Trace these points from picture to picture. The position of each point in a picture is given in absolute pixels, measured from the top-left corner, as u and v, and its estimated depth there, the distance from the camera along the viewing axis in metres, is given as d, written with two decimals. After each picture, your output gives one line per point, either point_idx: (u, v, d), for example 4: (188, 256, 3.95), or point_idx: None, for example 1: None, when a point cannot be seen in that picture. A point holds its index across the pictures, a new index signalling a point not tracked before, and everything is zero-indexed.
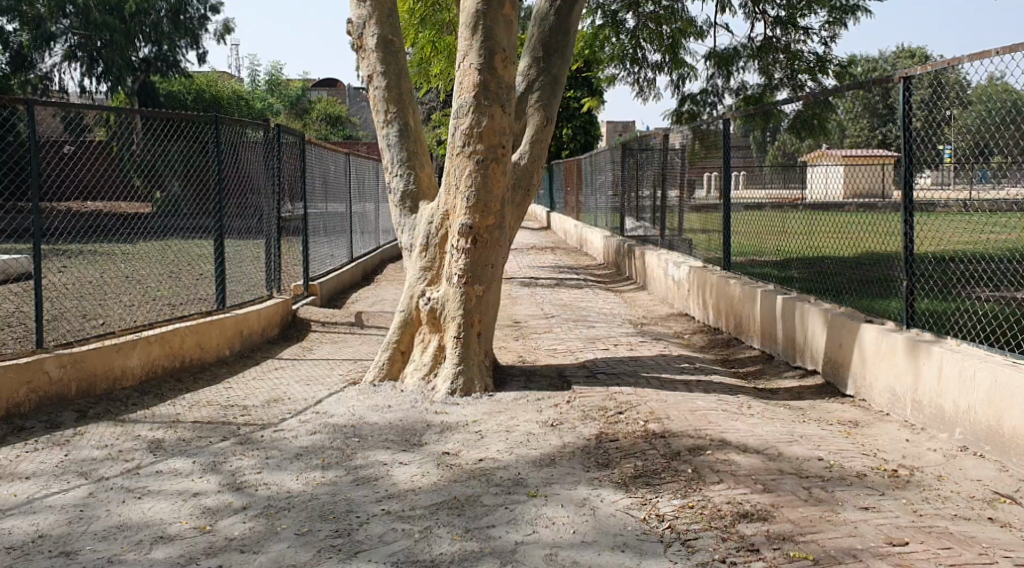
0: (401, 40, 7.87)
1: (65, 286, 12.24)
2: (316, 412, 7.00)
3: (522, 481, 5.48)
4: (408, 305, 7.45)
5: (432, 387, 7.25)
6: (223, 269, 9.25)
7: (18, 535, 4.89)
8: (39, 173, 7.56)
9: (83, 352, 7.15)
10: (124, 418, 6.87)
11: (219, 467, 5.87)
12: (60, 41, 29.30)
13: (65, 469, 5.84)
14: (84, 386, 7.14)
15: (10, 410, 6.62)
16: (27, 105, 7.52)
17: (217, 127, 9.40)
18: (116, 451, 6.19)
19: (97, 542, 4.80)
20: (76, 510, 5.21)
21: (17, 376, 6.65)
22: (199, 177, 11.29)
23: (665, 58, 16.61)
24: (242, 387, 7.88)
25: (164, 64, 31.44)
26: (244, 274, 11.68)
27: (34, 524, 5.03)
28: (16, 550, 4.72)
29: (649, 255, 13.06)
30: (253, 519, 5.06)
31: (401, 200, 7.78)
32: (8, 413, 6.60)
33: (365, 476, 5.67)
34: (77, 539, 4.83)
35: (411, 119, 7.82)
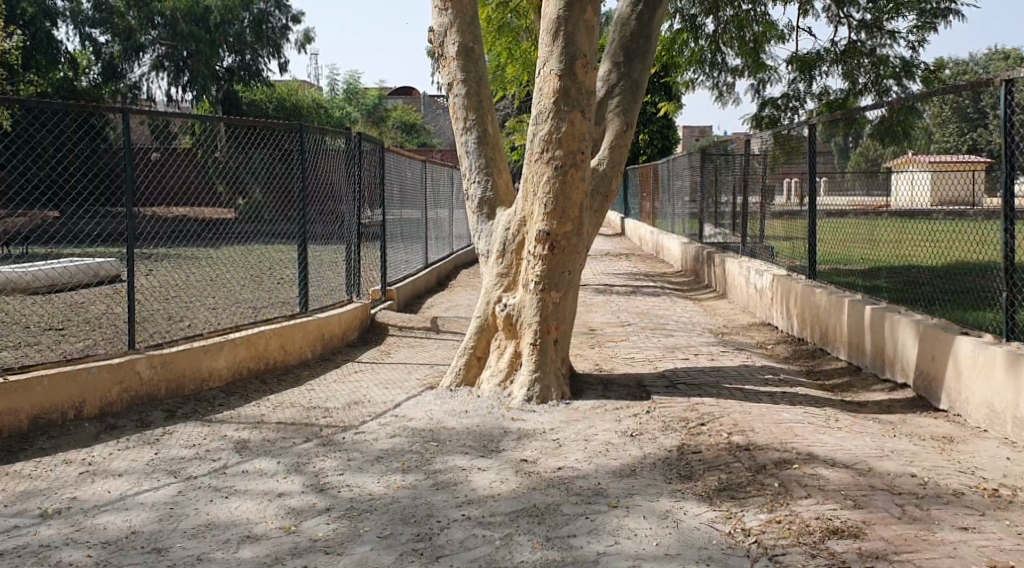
0: (482, 47, 7.86)
1: (153, 288, 12.50)
2: (394, 415, 7.01)
3: (603, 491, 5.40)
4: (485, 311, 7.45)
5: (508, 394, 7.22)
6: (305, 274, 9.31)
7: (112, 531, 4.99)
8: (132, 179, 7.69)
9: (172, 353, 7.29)
10: (210, 418, 6.98)
11: (303, 468, 5.91)
12: (148, 51, 30.02)
13: (155, 467, 5.95)
14: (173, 386, 7.28)
15: (103, 410, 6.79)
16: (121, 112, 7.64)
17: (301, 135, 9.43)
18: (204, 450, 6.28)
19: (187, 540, 4.86)
20: (166, 508, 5.29)
21: (109, 376, 6.82)
22: (281, 183, 11.40)
23: (746, 62, 16.42)
24: (322, 389, 7.92)
25: (247, 73, 31.72)
26: (323, 279, 11.79)
27: (127, 520, 5.12)
28: (111, 545, 4.82)
29: (729, 262, 12.81)
30: (337, 521, 5.07)
31: (478, 208, 7.78)
32: (101, 413, 6.78)
33: (445, 481, 5.65)
34: (168, 536, 4.91)
35: (491, 127, 7.81)
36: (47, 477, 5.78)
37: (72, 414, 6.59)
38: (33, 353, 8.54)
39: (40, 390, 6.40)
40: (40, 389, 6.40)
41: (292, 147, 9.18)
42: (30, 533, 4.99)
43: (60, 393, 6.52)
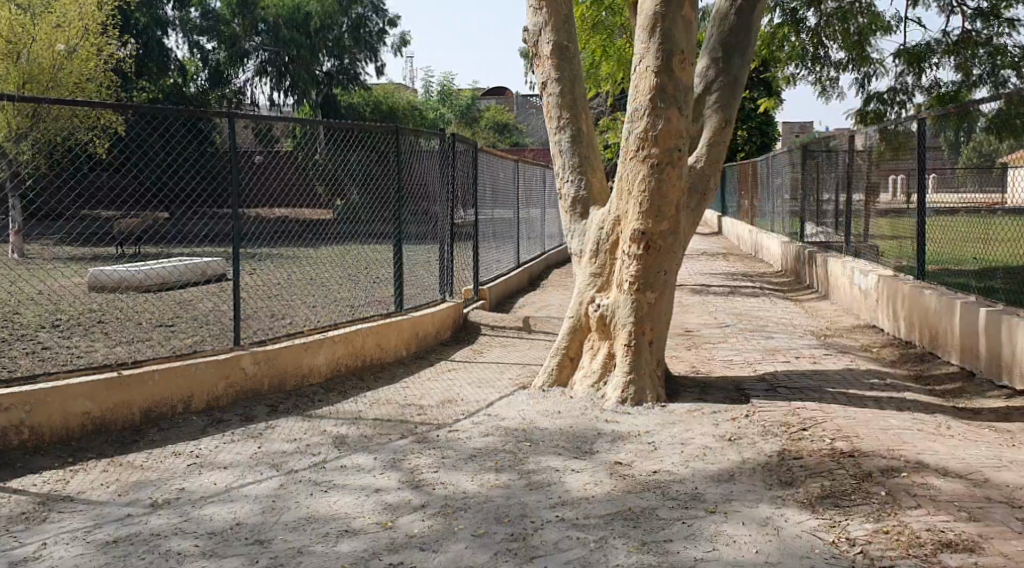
0: (577, 45, 7.77)
1: (255, 286, 12.81)
2: (488, 414, 6.98)
3: (700, 496, 5.27)
4: (577, 311, 7.36)
5: (602, 396, 7.12)
6: (400, 273, 9.37)
7: (219, 521, 5.22)
8: (236, 181, 7.85)
9: (275, 349, 7.43)
10: (310, 413, 7.10)
11: (399, 464, 5.98)
12: (252, 58, 30.77)
13: (259, 460, 6.15)
14: (275, 382, 7.43)
15: (209, 404, 7.01)
16: (226, 117, 7.83)
17: (398, 137, 9.46)
18: (305, 445, 6.44)
19: (288, 532, 5.04)
20: (270, 501, 5.49)
21: (215, 371, 7.03)
22: (376, 185, 11.50)
23: (850, 55, 15.95)
24: (417, 386, 7.96)
25: (346, 77, 32.06)
26: (418, 278, 11.86)
27: (233, 511, 5.34)
28: (218, 535, 5.05)
29: (833, 262, 12.44)
30: (432, 517, 5.15)
31: (572, 207, 7.69)
32: (207, 406, 7.00)
33: (538, 482, 5.60)
34: (271, 528, 5.10)
35: (585, 125, 7.73)
36: (157, 468, 6.04)
37: (181, 407, 6.84)
38: (142, 349, 8.81)
39: (151, 384, 6.67)
40: (151, 383, 6.67)
41: (391, 150, 9.25)
42: (144, 521, 5.25)
43: (170, 387, 6.77)
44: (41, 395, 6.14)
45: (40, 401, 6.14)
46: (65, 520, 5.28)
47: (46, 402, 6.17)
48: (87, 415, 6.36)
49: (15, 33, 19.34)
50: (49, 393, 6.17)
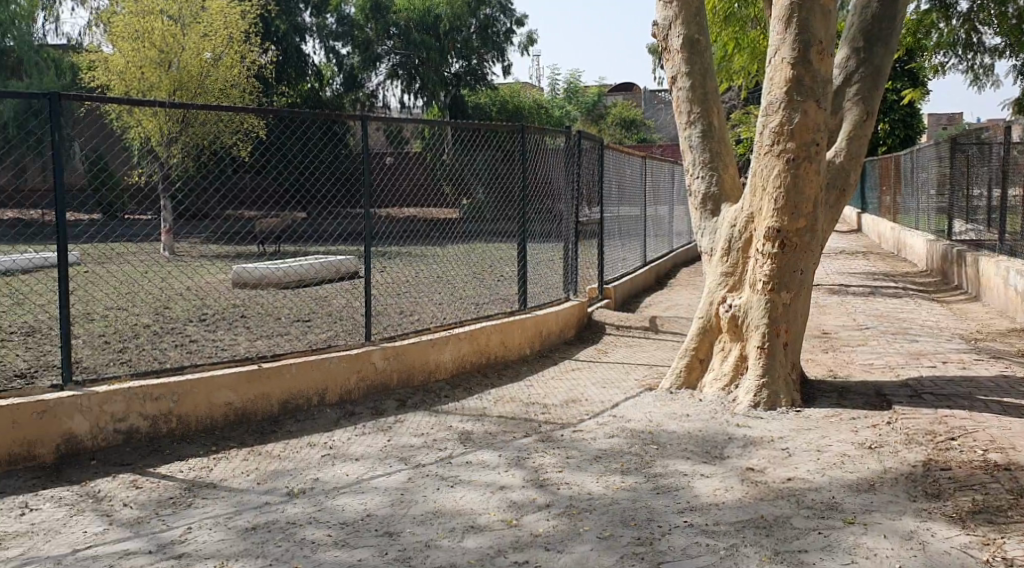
0: (709, 38, 7.53)
1: (384, 284, 12.97)
2: (614, 415, 6.84)
3: (838, 505, 5.02)
4: (707, 312, 7.14)
5: (733, 399, 6.88)
6: (526, 271, 9.28)
7: (350, 513, 5.28)
8: (368, 183, 7.87)
9: (405, 345, 7.47)
10: (437, 409, 7.11)
11: (525, 462, 5.91)
12: (384, 61, 30.93)
13: (388, 453, 6.19)
14: (405, 377, 7.47)
15: (342, 397, 7.09)
16: (359, 120, 7.92)
17: (523, 135, 9.28)
18: (432, 440, 6.44)
19: (416, 526, 5.07)
20: (398, 494, 5.52)
21: (348, 365, 7.10)
22: (502, 183, 11.44)
23: (1006, 41, 15.19)
24: (542, 385, 7.87)
25: (474, 78, 31.71)
26: (543, 277, 11.78)
27: (363, 503, 5.40)
28: (348, 526, 5.11)
29: (984, 262, 11.75)
30: (557, 517, 5.07)
31: (702, 204, 7.46)
32: (340, 400, 7.09)
33: (666, 485, 5.45)
34: (399, 522, 5.13)
35: (717, 120, 7.49)
36: (293, 458, 6.16)
37: (316, 399, 6.95)
38: (279, 342, 9.01)
39: (289, 376, 6.80)
40: (289, 375, 6.80)
41: (519, 153, 9.19)
42: (279, 510, 5.35)
43: (306, 380, 6.88)
44: (187, 385, 6.34)
45: (187, 390, 6.34)
46: (207, 505, 5.43)
47: (193, 391, 6.37)
48: (229, 406, 6.53)
49: (168, 43, 20.13)
50: (195, 383, 6.37)
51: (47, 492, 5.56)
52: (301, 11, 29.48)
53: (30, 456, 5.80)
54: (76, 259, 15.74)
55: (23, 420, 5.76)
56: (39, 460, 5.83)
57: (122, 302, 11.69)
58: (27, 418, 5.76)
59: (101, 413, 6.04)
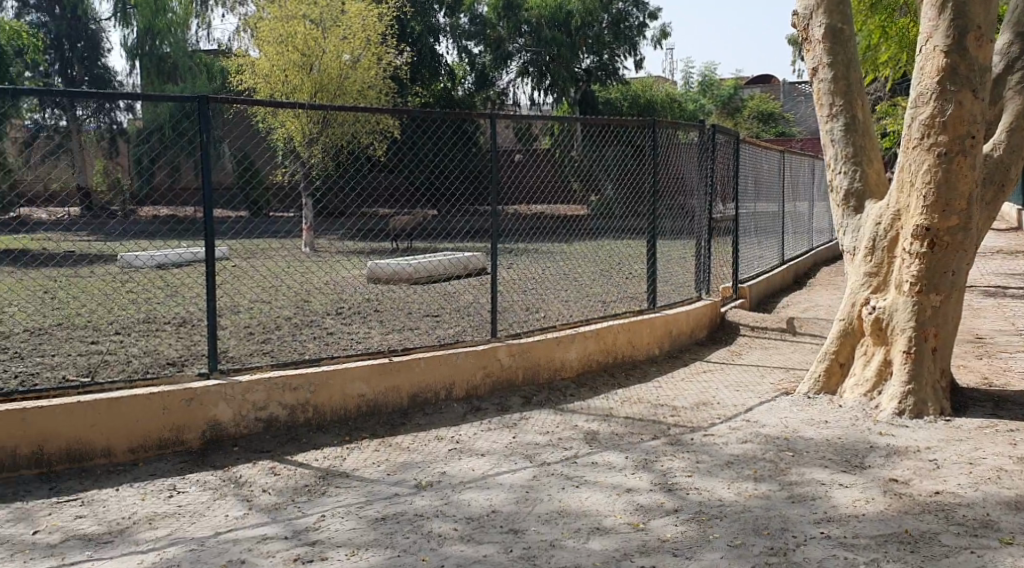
0: (853, 26, 7.14)
1: (512, 280, 12.90)
2: (746, 419, 6.56)
3: (992, 523, 4.66)
4: (849, 314, 6.77)
5: (876, 406, 6.50)
6: (654, 269, 9.02)
7: (475, 507, 5.21)
8: (496, 180, 7.74)
9: (531, 342, 7.36)
10: (563, 408, 6.99)
11: (652, 465, 5.72)
12: (516, 59, 30.61)
13: (514, 450, 6.09)
14: (530, 374, 7.37)
15: (468, 392, 7.03)
16: (488, 117, 7.82)
17: (655, 131, 8.93)
18: (557, 438, 6.31)
19: (541, 525, 4.96)
20: (523, 491, 5.41)
21: (475, 360, 7.05)
22: (634, 179, 11.17)
23: None
24: (671, 386, 7.64)
25: (605, 73, 31.19)
26: (675, 275, 11.48)
27: (488, 499, 5.32)
28: (474, 521, 5.04)
29: None
30: (686, 523, 4.87)
31: (844, 200, 7.08)
32: (467, 395, 7.03)
33: (802, 494, 5.17)
34: (524, 519, 5.03)
35: (861, 112, 7.09)
36: (421, 450, 6.13)
37: (443, 394, 6.91)
38: (408, 337, 9.05)
39: (418, 370, 6.78)
40: (418, 369, 6.78)
41: (651, 151, 8.93)
42: (407, 502, 5.32)
43: (434, 374, 6.86)
44: (323, 375, 6.41)
45: (323, 380, 6.40)
46: (340, 494, 5.45)
47: (328, 381, 6.42)
48: (361, 397, 6.56)
49: (310, 47, 20.61)
50: (331, 374, 6.43)
51: (193, 475, 5.69)
52: (435, 12, 29.77)
53: (179, 441, 5.96)
54: (223, 254, 16.33)
55: (172, 406, 5.92)
56: (186, 445, 5.99)
57: (264, 295, 12.00)
58: (176, 405, 5.93)
59: (243, 401, 6.16)
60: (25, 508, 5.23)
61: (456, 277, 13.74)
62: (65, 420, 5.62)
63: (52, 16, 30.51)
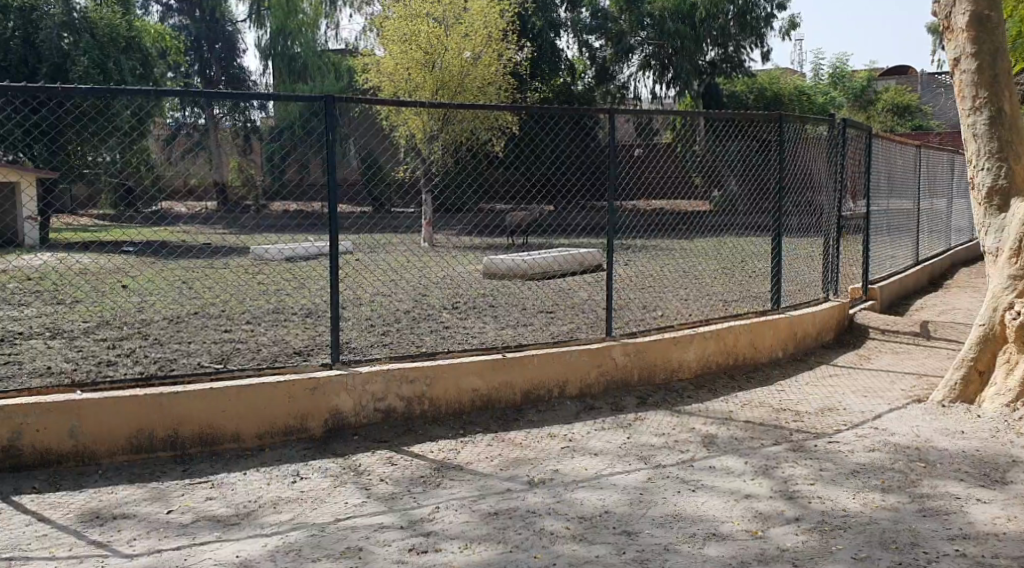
0: (1001, 14, 6.70)
1: (631, 278, 12.70)
2: (874, 427, 6.25)
3: None
4: (991, 319, 6.38)
5: (1019, 417, 6.10)
6: (778, 269, 8.70)
7: (587, 507, 5.10)
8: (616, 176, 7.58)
9: (647, 342, 7.19)
10: (680, 409, 6.79)
11: (773, 471, 5.49)
12: (637, 52, 29.68)
13: (628, 451, 5.95)
14: (646, 375, 7.19)
15: (583, 391, 6.91)
16: (607, 112, 7.59)
17: (781, 124, 8.60)
18: (673, 441, 6.13)
19: (655, 528, 4.81)
20: (637, 493, 5.27)
21: (589, 359, 6.92)
22: (759, 174, 10.82)
23: None
24: (794, 390, 7.35)
25: (730, 65, 30.07)
26: (801, 275, 11.09)
27: (601, 499, 5.20)
28: (586, 521, 4.93)
29: None
30: (808, 533, 4.66)
31: (987, 198, 6.67)
32: (581, 393, 6.91)
33: (934, 508, 4.88)
34: (637, 521, 4.90)
35: (1008, 105, 6.65)
36: (535, 447, 6.05)
37: (557, 392, 6.81)
38: (523, 333, 8.98)
39: (533, 366, 6.70)
40: (534, 365, 6.70)
41: (776, 145, 8.58)
42: (519, 497, 5.24)
43: (549, 371, 6.76)
44: (440, 369, 6.39)
45: (440, 374, 6.39)
46: (454, 487, 5.41)
47: (445, 375, 6.40)
48: (476, 392, 6.52)
49: (433, 44, 20.80)
50: (448, 368, 6.41)
51: (316, 462, 5.75)
52: (556, 7, 29.57)
53: (302, 429, 6.03)
54: (346, 248, 16.64)
55: (296, 395, 6.00)
56: (309, 433, 6.05)
57: (386, 289, 12.15)
58: (300, 394, 6.00)
59: (363, 392, 6.19)
60: (160, 489, 5.36)
61: (574, 273, 13.61)
62: (197, 405, 5.75)
63: (192, 19, 31.77)
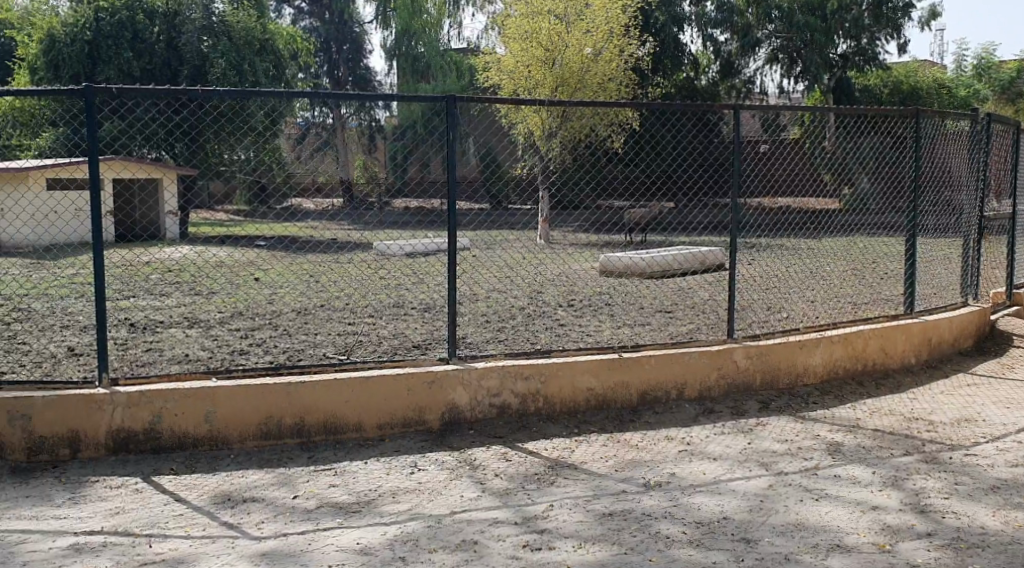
0: None
1: (755, 278, 12.35)
2: (1016, 441, 5.87)
3: None
4: None
5: None
6: (913, 271, 8.27)
7: (705, 512, 4.93)
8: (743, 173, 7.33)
9: (770, 345, 6.94)
10: (804, 415, 6.53)
11: (903, 483, 5.21)
12: (765, 45, 28.20)
13: (748, 456, 5.74)
14: (768, 379, 6.94)
15: (702, 393, 6.72)
16: (732, 108, 7.29)
17: (918, 120, 8.17)
18: (796, 447, 5.89)
19: (775, 536, 4.62)
20: (758, 500, 5.07)
21: (709, 361, 6.72)
22: (894, 171, 10.34)
23: None
24: (928, 399, 6.97)
25: (863, 58, 27.69)
26: (937, 278, 10.56)
27: (719, 504, 5.02)
28: (703, 526, 4.76)
29: None
30: (941, 550, 4.40)
31: None
32: (700, 395, 6.71)
33: None
34: (757, 529, 4.71)
35: None
36: (651, 450, 5.89)
37: (676, 393, 6.64)
38: (641, 332, 8.80)
39: (651, 367, 6.55)
40: (653, 365, 6.55)
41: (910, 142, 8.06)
42: (635, 500, 5.10)
43: (668, 372, 6.60)
44: (557, 367, 6.30)
45: (556, 372, 6.30)
46: (569, 486, 5.31)
47: (562, 373, 6.32)
48: (592, 391, 6.40)
49: (554, 42, 20.73)
50: (565, 366, 6.32)
51: (433, 454, 5.74)
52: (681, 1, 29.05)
53: (420, 421, 6.03)
54: (465, 244, 16.73)
55: (415, 387, 6.00)
56: (427, 426, 6.05)
57: (502, 285, 12.14)
58: (418, 386, 6.00)
59: (480, 387, 6.15)
60: (287, 474, 5.43)
61: (695, 272, 13.33)
62: (322, 395, 5.82)
63: (322, 21, 32.56)
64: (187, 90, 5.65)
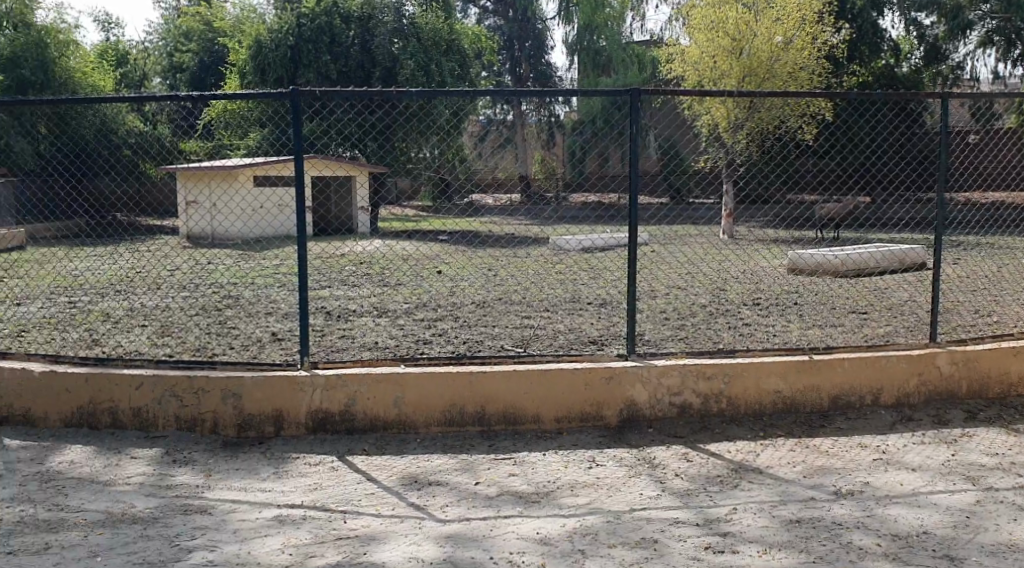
0: None
1: (960, 278, 11.55)
2: None
3: None
4: None
5: None
6: None
7: (904, 525, 4.58)
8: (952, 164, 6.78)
9: (978, 351, 6.40)
10: (1017, 428, 6.00)
11: None
12: (977, 28, 24.94)
13: (953, 469, 5.31)
14: (975, 388, 6.40)
15: (900, 400, 6.27)
16: (941, 96, 6.74)
17: None
18: (1008, 462, 5.41)
19: (984, 556, 4.24)
20: (964, 515, 4.67)
21: (909, 366, 6.26)
22: None
23: None
24: None
25: None
26: None
27: (920, 517, 4.66)
28: (901, 539, 4.42)
29: None
30: None
31: None
32: (898, 402, 6.27)
33: None
34: (963, 546, 4.34)
35: None
36: (843, 457, 5.54)
37: (870, 399, 6.23)
38: (834, 334, 8.35)
39: (844, 370, 6.17)
40: (845, 368, 6.17)
41: None
42: (825, 507, 4.80)
43: (861, 377, 6.20)
44: (741, 367, 6.04)
45: (741, 372, 6.03)
46: (754, 489, 5.05)
47: (747, 373, 6.04)
48: (779, 394, 6.09)
49: (740, 31, 20.14)
50: (751, 365, 6.05)
51: (612, 450, 5.60)
52: None
53: (599, 417, 5.90)
54: (644, 240, 16.48)
55: (594, 382, 5.87)
56: (605, 422, 5.91)
57: (682, 282, 11.86)
58: (597, 382, 5.87)
59: (660, 385, 5.96)
60: (468, 460, 5.42)
61: (891, 272, 12.62)
62: (503, 385, 5.78)
63: (506, 19, 32.87)
64: (385, 92, 5.72)
